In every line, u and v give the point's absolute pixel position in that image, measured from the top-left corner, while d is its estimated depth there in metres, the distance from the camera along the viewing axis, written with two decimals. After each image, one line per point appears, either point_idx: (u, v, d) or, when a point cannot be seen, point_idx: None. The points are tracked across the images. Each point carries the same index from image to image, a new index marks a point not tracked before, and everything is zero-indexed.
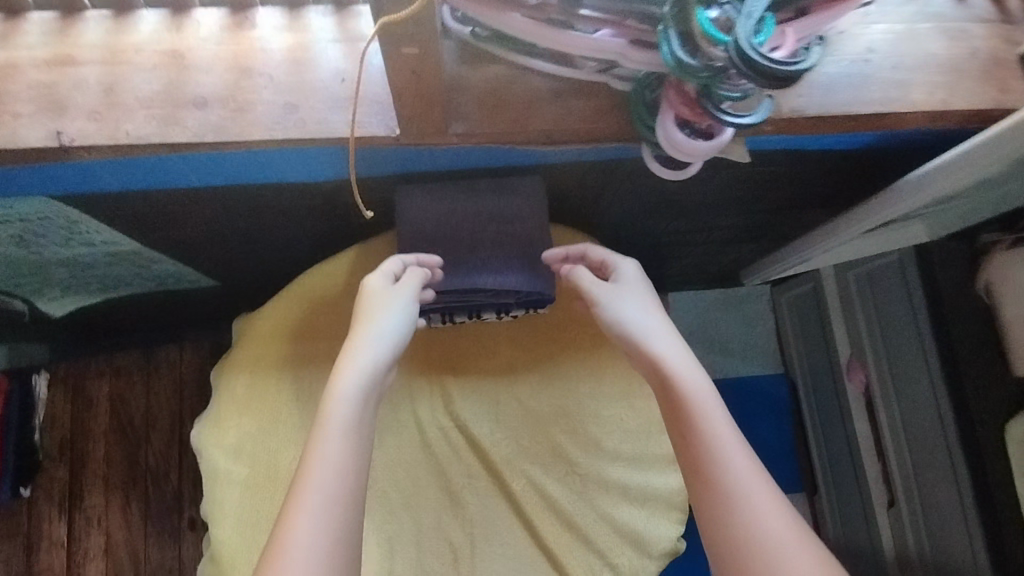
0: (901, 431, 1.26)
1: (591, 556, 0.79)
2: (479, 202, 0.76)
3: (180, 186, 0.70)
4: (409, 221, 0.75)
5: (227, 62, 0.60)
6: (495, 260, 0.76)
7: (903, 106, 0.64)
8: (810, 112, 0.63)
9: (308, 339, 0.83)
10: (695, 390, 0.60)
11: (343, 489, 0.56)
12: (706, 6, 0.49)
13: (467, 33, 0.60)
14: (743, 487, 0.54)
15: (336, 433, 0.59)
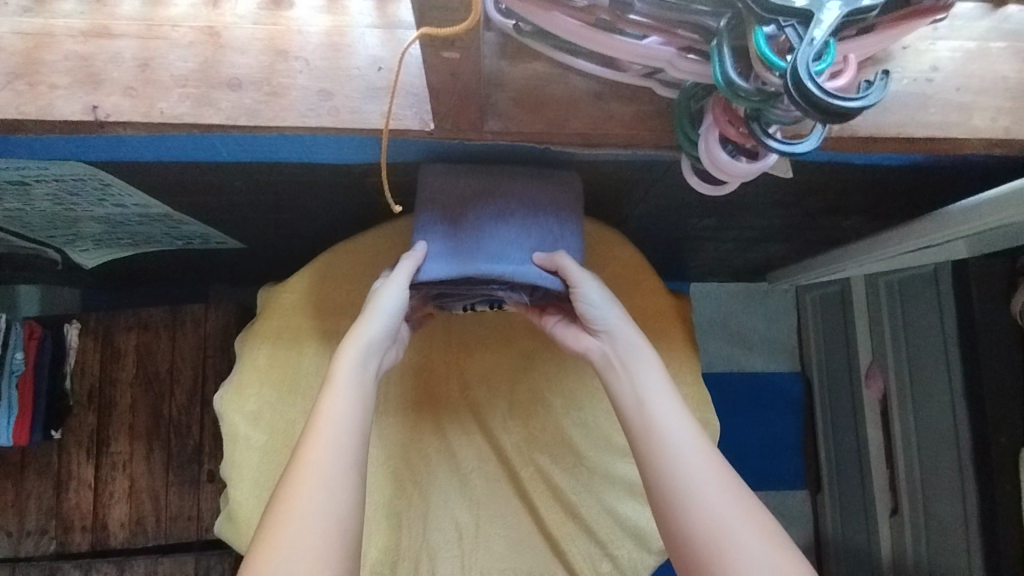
0: (914, 442, 1.26)
1: (592, 546, 0.81)
2: (505, 189, 0.72)
3: (214, 160, 0.70)
4: (428, 199, 0.72)
5: (265, 43, 0.59)
6: (520, 250, 0.71)
7: (962, 131, 0.61)
8: (862, 132, 0.60)
9: (330, 315, 0.83)
10: (654, 397, 0.64)
11: (344, 469, 0.58)
12: (766, 24, 0.46)
13: (511, 27, 0.58)
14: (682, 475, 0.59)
15: (335, 418, 0.61)
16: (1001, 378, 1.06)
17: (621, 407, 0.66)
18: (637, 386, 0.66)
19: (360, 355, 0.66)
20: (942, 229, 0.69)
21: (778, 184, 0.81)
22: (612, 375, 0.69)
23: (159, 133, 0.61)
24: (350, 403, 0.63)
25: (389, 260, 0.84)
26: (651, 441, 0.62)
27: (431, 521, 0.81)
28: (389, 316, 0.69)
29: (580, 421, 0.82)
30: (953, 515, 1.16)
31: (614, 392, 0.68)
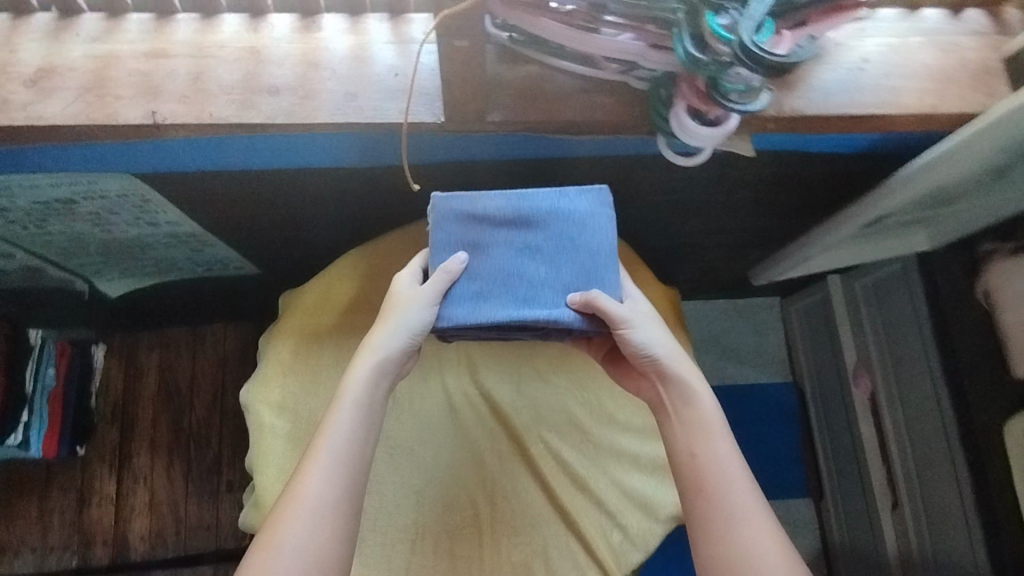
0: (906, 434, 1.31)
1: (602, 517, 0.86)
2: (526, 220, 0.76)
3: (248, 166, 0.79)
4: (446, 231, 0.76)
5: (299, 58, 0.70)
6: (546, 292, 0.75)
7: (894, 108, 0.72)
8: (809, 112, 0.71)
9: (348, 312, 0.91)
10: (709, 454, 0.72)
11: (333, 499, 0.67)
12: (716, 13, 0.57)
13: (506, 38, 0.69)
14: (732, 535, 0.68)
15: (333, 443, 0.69)
16: (977, 358, 1.14)
17: (677, 445, 0.74)
18: (701, 434, 0.73)
19: (371, 374, 0.74)
20: (902, 194, 0.79)
21: (748, 177, 0.92)
22: (667, 418, 0.76)
23: (205, 137, 0.70)
24: (353, 422, 0.71)
25: (401, 261, 0.92)
26: (708, 481, 0.71)
27: (446, 499, 0.86)
28: (403, 334, 0.75)
29: (583, 399, 0.89)
30: (950, 500, 1.19)
31: (670, 433, 0.75)
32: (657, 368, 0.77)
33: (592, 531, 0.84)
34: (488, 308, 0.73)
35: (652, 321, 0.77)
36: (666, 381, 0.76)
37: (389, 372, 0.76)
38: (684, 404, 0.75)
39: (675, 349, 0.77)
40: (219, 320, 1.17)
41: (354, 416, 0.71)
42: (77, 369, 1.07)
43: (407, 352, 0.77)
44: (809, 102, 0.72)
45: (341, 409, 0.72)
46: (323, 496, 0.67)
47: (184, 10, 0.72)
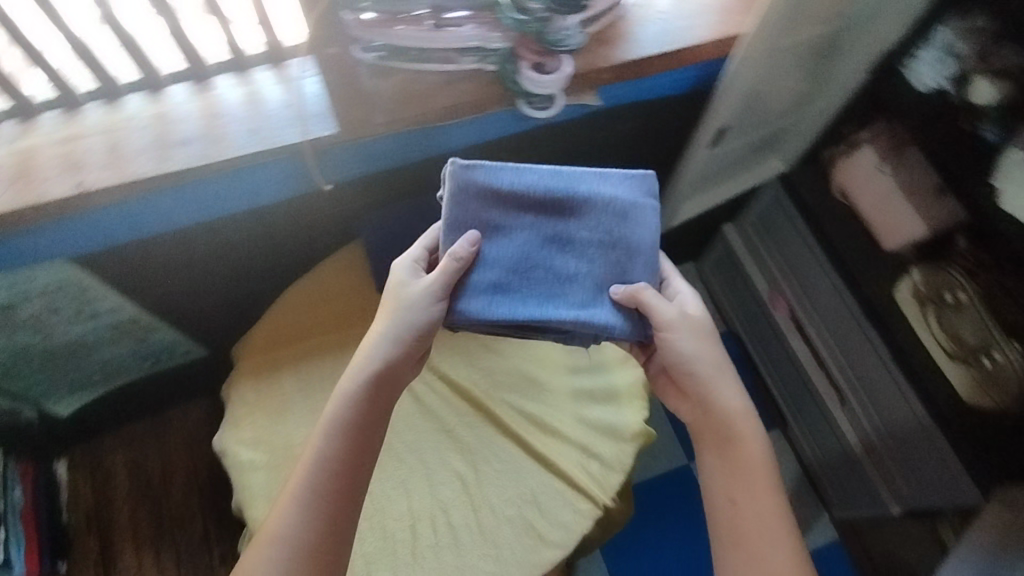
0: (829, 333, 1.45)
1: (578, 452, 0.93)
2: (562, 208, 0.77)
3: (176, 225, 0.87)
4: (468, 215, 0.76)
5: (200, 112, 0.81)
6: (574, 287, 0.75)
7: (694, 40, 0.90)
8: (628, 57, 0.88)
9: (300, 342, 0.98)
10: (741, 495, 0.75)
11: (305, 529, 0.70)
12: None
13: (374, 57, 0.83)
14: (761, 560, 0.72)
15: (311, 467, 0.72)
16: (853, 246, 1.33)
17: (716, 487, 0.77)
18: (751, 482, 0.75)
19: (366, 387, 0.75)
20: (728, 104, 0.95)
21: (610, 136, 1.08)
22: (709, 449, 0.78)
23: (131, 199, 0.79)
24: (343, 441, 0.73)
25: (337, 288, 1.01)
26: (746, 525, 0.74)
27: (432, 479, 0.91)
28: (395, 339, 0.75)
29: (531, 357, 0.99)
30: (880, 375, 1.33)
31: (720, 479, 0.77)
32: (713, 410, 0.78)
33: (572, 467, 0.92)
34: (510, 300, 0.74)
35: (694, 334, 0.78)
36: (720, 426, 0.78)
37: (387, 381, 0.76)
38: (727, 447, 0.77)
39: (728, 384, 0.78)
40: (177, 406, 1.20)
41: (343, 435, 0.73)
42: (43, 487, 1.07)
43: (404, 360, 0.76)
44: (626, 52, 0.89)
45: (328, 427, 0.74)
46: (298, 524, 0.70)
47: (89, 100, 0.82)
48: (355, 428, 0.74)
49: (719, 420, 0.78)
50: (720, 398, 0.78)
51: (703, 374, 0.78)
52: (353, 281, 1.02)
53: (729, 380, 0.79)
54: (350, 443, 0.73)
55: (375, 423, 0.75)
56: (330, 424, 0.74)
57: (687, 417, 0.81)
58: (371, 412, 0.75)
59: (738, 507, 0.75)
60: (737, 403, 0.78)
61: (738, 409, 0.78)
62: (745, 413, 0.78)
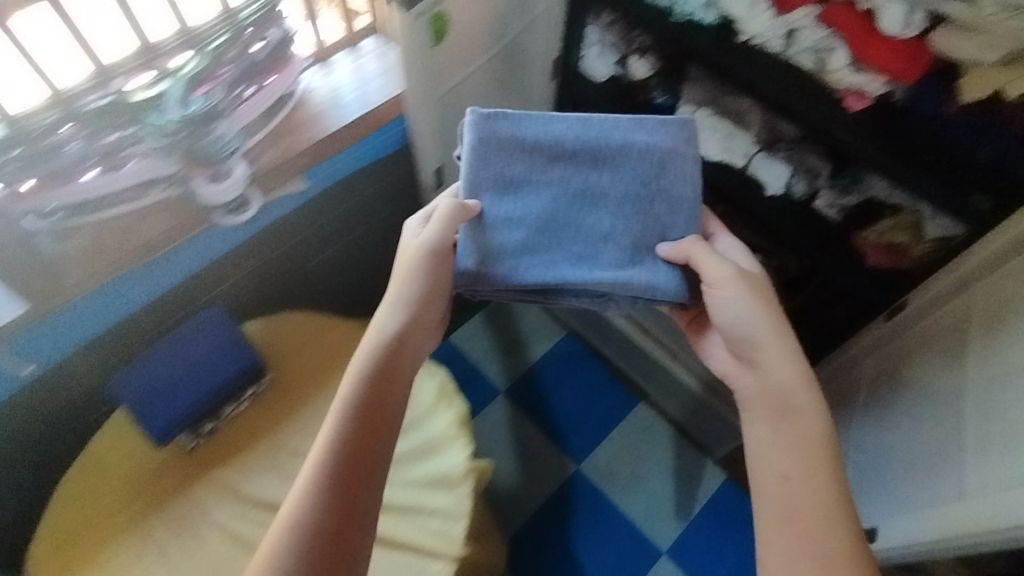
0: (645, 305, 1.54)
1: (412, 517, 0.93)
2: (609, 150, 0.80)
3: None
4: (487, 171, 0.79)
5: None
6: (608, 245, 0.77)
7: (370, 106, 0.97)
8: (320, 134, 0.94)
9: (88, 529, 0.92)
10: (817, 479, 0.65)
11: (299, 537, 0.61)
12: (159, 110, 0.81)
13: (50, 223, 0.80)
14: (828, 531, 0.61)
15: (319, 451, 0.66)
16: None
17: (768, 460, 0.68)
18: (809, 468, 0.65)
19: (379, 359, 0.71)
20: (431, 144, 1.01)
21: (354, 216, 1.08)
22: (766, 419, 0.71)
23: None
24: (363, 423, 0.67)
25: (116, 456, 0.96)
26: (798, 503, 0.64)
27: None
28: (406, 302, 0.74)
29: None
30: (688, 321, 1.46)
31: (775, 455, 0.68)
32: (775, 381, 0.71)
33: (409, 533, 0.91)
34: (533, 265, 0.76)
35: (752, 296, 0.74)
36: (783, 406, 0.70)
37: (388, 360, 0.71)
38: (791, 421, 0.69)
39: (783, 358, 0.71)
40: None
41: (360, 417, 0.67)
42: None
43: (419, 324, 0.74)
44: (330, 120, 0.96)
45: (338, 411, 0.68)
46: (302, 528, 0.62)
47: None
48: (366, 414, 0.68)
49: (779, 396, 0.70)
50: (772, 368, 0.72)
51: (762, 342, 0.73)
52: (130, 444, 0.97)
53: (791, 362, 0.71)
54: (360, 427, 0.67)
55: (385, 406, 0.69)
56: (334, 410, 0.68)
57: (743, 388, 0.75)
58: (378, 396, 0.69)
59: (788, 483, 0.65)
60: (796, 377, 0.71)
61: (798, 384, 0.70)
62: (804, 391, 0.70)
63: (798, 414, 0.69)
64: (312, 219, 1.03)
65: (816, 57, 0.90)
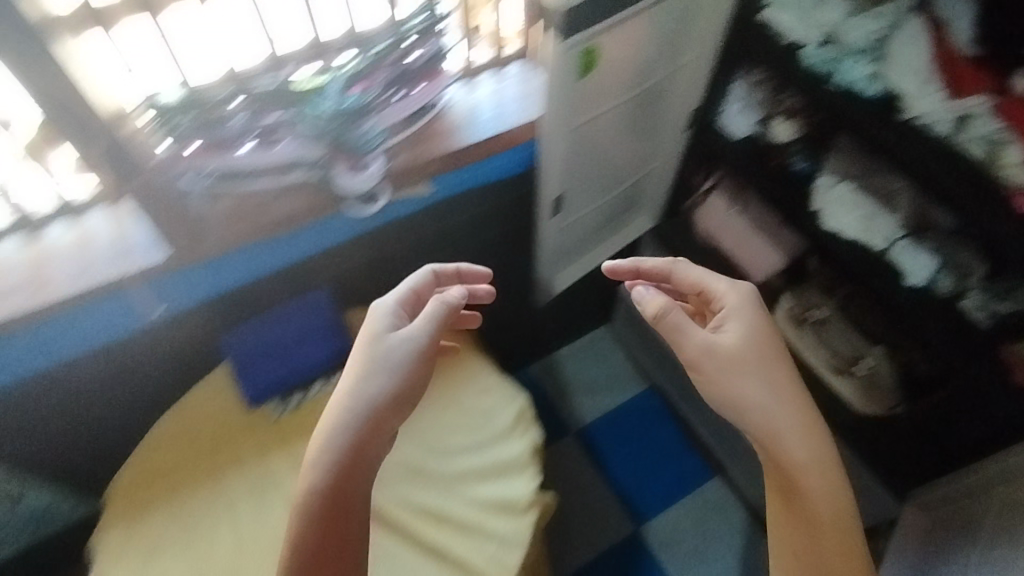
0: None
1: (472, 539, 0.93)
2: None
3: (21, 373, 0.84)
4: None
5: (26, 264, 0.81)
6: None
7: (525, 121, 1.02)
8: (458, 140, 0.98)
9: (169, 473, 0.94)
10: (821, 484, 0.73)
11: (314, 517, 0.70)
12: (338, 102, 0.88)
13: (209, 183, 0.86)
14: (827, 543, 0.72)
15: (318, 456, 0.72)
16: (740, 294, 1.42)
17: (797, 452, 0.75)
18: (824, 563, 0.72)
19: (370, 415, 0.73)
20: (554, 174, 1.03)
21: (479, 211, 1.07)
22: (774, 485, 0.78)
23: None
24: (339, 482, 0.71)
25: (217, 404, 0.99)
26: (830, 513, 0.72)
27: None
28: (399, 366, 0.76)
29: (418, 444, 1.00)
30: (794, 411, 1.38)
31: (800, 511, 0.74)
32: (803, 465, 0.74)
33: (470, 552, 0.92)
34: None
35: (763, 379, 0.78)
36: (803, 490, 0.74)
37: (369, 424, 0.73)
38: (797, 498, 0.74)
39: (801, 436, 0.75)
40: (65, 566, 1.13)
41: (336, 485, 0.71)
42: None
43: (401, 395, 0.76)
44: (464, 135, 0.99)
45: (301, 499, 0.72)
46: (345, 532, 0.71)
47: None
48: (307, 498, 0.71)
49: (808, 495, 0.74)
50: (759, 403, 0.77)
51: (753, 398, 0.77)
52: (222, 401, 0.99)
53: (779, 407, 0.77)
54: (331, 512, 0.71)
55: (350, 518, 0.71)
56: (314, 457, 0.72)
57: (750, 433, 0.78)
58: (345, 484, 0.71)
59: (792, 560, 0.74)
60: (808, 457, 0.75)
61: (809, 446, 0.75)
62: (824, 466, 0.74)
63: (817, 481, 0.74)
64: (408, 239, 1.04)
65: (987, 150, 0.84)
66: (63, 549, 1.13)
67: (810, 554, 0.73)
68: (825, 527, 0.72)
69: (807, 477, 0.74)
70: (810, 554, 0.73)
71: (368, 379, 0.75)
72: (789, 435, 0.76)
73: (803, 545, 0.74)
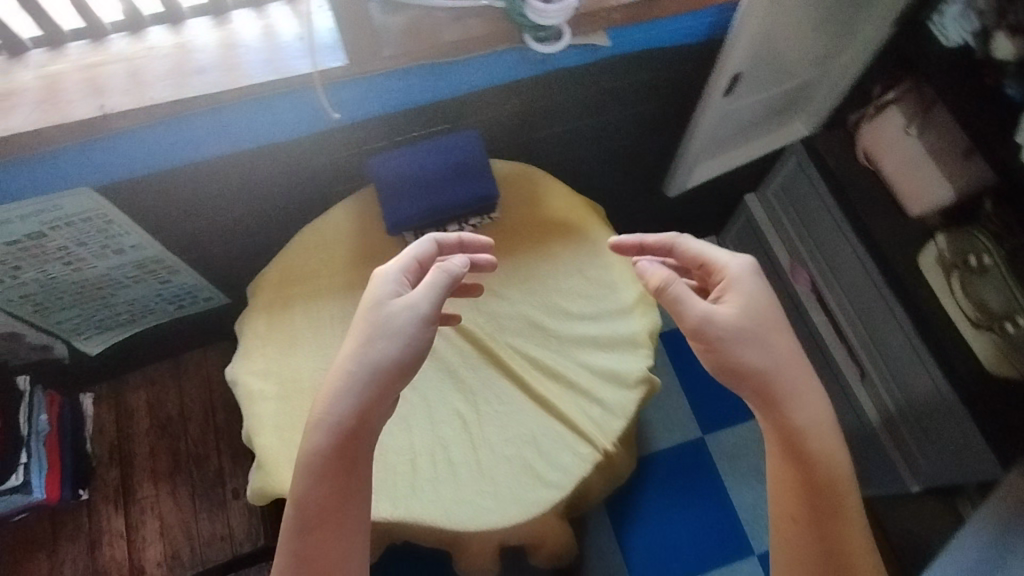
0: (858, 316, 1.40)
1: (579, 399, 0.93)
2: None
3: (200, 153, 0.88)
4: None
5: (218, 47, 0.82)
6: None
7: None
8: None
9: (311, 279, 0.99)
10: (824, 445, 0.79)
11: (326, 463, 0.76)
12: None
13: None
14: (828, 499, 0.78)
15: (329, 409, 0.76)
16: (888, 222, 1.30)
17: (809, 415, 0.79)
18: (822, 525, 0.78)
19: (377, 374, 0.77)
20: (743, 45, 0.93)
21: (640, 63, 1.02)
22: (778, 448, 0.80)
23: (163, 121, 0.81)
24: (319, 440, 0.76)
25: (359, 226, 1.02)
26: (829, 472, 0.78)
27: (433, 415, 0.92)
28: (375, 337, 0.78)
29: (538, 301, 0.99)
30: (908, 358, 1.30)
31: (808, 475, 0.78)
32: (809, 429, 0.79)
33: (574, 412, 0.92)
34: None
35: (772, 349, 0.79)
36: (810, 458, 0.78)
37: (378, 383, 0.77)
38: (800, 463, 0.78)
39: (803, 399, 0.79)
40: (201, 347, 1.24)
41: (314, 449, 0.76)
42: (70, 416, 1.11)
43: (411, 357, 0.78)
44: None
45: (304, 461, 0.76)
46: (351, 478, 0.76)
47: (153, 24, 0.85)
48: (325, 439, 0.76)
49: (815, 458, 0.79)
50: (776, 366, 0.79)
51: (758, 365, 0.78)
52: (363, 223, 1.02)
53: (794, 368, 0.80)
54: (341, 463, 0.76)
55: (360, 468, 0.77)
56: (328, 405, 0.77)
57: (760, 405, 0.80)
58: (353, 438, 0.76)
59: (791, 528, 0.79)
60: (812, 419, 0.79)
61: (816, 409, 0.80)
62: (823, 428, 0.79)
63: (822, 443, 0.79)
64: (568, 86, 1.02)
65: None
66: (201, 332, 1.24)
67: (809, 508, 0.78)
68: (824, 482, 0.78)
69: (814, 440, 0.79)
70: (813, 511, 0.78)
71: (380, 335, 0.78)
72: (801, 404, 0.79)
73: (805, 508, 0.78)
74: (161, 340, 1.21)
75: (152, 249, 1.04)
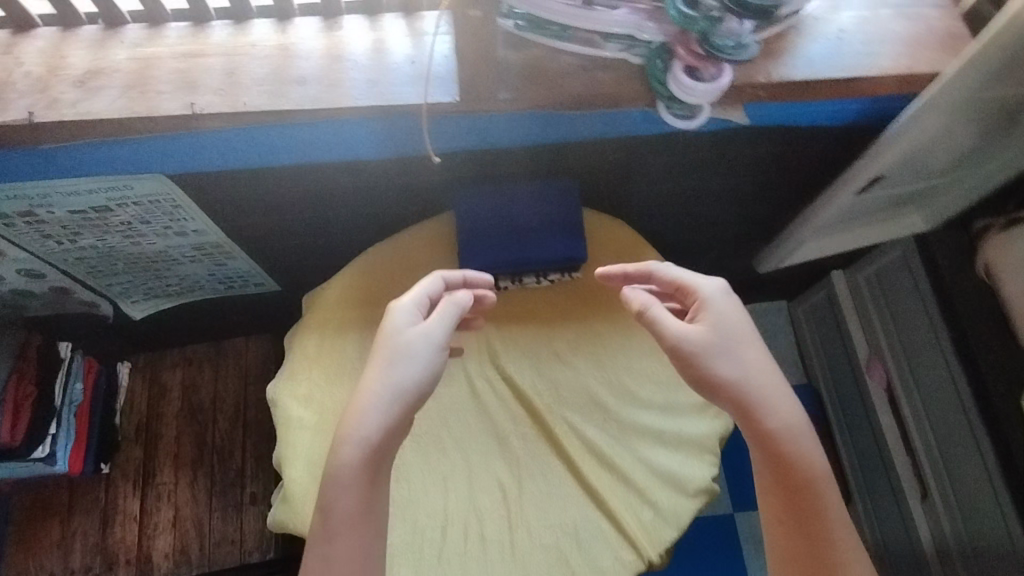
0: (930, 433, 1.21)
1: (631, 495, 0.85)
2: None
3: (281, 161, 0.82)
4: None
5: (323, 56, 0.75)
6: None
7: (898, 70, 0.78)
8: (796, 76, 0.76)
9: (370, 306, 0.93)
10: (806, 448, 0.69)
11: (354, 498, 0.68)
12: None
13: (512, 25, 0.76)
14: (812, 501, 0.68)
15: (358, 436, 0.69)
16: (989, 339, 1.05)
17: (783, 415, 0.69)
18: (810, 528, 0.68)
19: (404, 403, 0.70)
20: (891, 153, 0.82)
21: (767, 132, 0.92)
22: (763, 464, 0.70)
23: (248, 129, 0.75)
24: (346, 470, 0.68)
25: (429, 257, 0.95)
26: (811, 473, 0.69)
27: (473, 481, 0.86)
28: (396, 356, 0.72)
29: (605, 377, 0.90)
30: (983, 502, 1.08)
31: (788, 478, 0.69)
32: (785, 429, 0.69)
33: (623, 510, 0.84)
34: None
35: (748, 364, 0.70)
36: (784, 459, 0.69)
37: (403, 410, 0.70)
38: (781, 466, 0.69)
39: (783, 397, 0.70)
40: (243, 334, 1.20)
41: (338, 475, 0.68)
42: (105, 387, 1.08)
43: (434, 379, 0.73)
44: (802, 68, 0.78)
45: (324, 509, 0.68)
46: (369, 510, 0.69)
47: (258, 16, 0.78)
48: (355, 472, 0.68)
49: (793, 457, 0.69)
50: (751, 381, 0.69)
51: (733, 377, 0.69)
52: (434, 254, 0.95)
53: (768, 371, 0.71)
54: (366, 489, 0.69)
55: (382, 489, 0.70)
56: (354, 435, 0.69)
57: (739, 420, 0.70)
58: (378, 463, 0.69)
59: (780, 536, 0.69)
60: (794, 419, 0.70)
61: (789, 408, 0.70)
62: (803, 429, 0.70)
63: (796, 441, 0.69)
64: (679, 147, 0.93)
65: None
66: (246, 319, 1.20)
67: (795, 517, 0.68)
68: (804, 478, 0.68)
69: (793, 442, 0.69)
70: (800, 522, 0.68)
71: (386, 348, 0.72)
72: (781, 411, 0.69)
73: (788, 517, 0.69)
74: (205, 319, 1.18)
75: (213, 238, 0.99)
